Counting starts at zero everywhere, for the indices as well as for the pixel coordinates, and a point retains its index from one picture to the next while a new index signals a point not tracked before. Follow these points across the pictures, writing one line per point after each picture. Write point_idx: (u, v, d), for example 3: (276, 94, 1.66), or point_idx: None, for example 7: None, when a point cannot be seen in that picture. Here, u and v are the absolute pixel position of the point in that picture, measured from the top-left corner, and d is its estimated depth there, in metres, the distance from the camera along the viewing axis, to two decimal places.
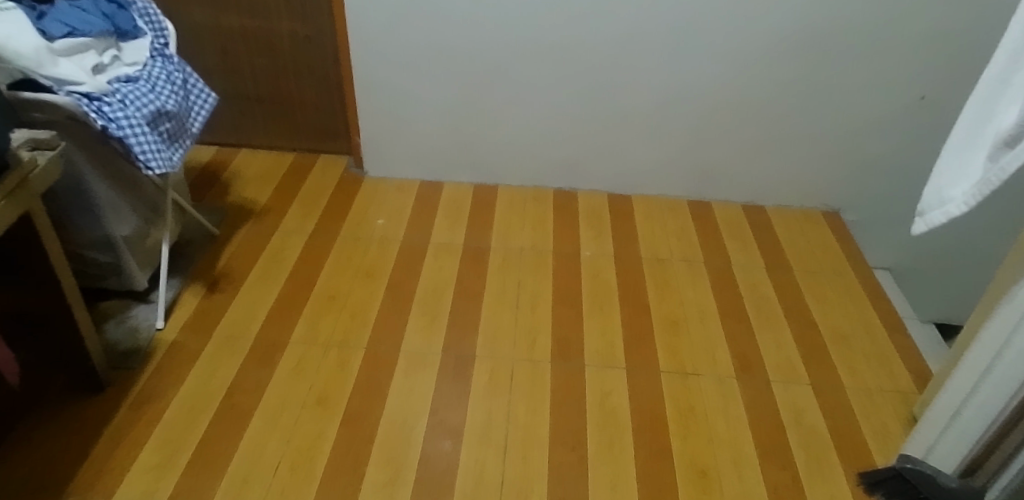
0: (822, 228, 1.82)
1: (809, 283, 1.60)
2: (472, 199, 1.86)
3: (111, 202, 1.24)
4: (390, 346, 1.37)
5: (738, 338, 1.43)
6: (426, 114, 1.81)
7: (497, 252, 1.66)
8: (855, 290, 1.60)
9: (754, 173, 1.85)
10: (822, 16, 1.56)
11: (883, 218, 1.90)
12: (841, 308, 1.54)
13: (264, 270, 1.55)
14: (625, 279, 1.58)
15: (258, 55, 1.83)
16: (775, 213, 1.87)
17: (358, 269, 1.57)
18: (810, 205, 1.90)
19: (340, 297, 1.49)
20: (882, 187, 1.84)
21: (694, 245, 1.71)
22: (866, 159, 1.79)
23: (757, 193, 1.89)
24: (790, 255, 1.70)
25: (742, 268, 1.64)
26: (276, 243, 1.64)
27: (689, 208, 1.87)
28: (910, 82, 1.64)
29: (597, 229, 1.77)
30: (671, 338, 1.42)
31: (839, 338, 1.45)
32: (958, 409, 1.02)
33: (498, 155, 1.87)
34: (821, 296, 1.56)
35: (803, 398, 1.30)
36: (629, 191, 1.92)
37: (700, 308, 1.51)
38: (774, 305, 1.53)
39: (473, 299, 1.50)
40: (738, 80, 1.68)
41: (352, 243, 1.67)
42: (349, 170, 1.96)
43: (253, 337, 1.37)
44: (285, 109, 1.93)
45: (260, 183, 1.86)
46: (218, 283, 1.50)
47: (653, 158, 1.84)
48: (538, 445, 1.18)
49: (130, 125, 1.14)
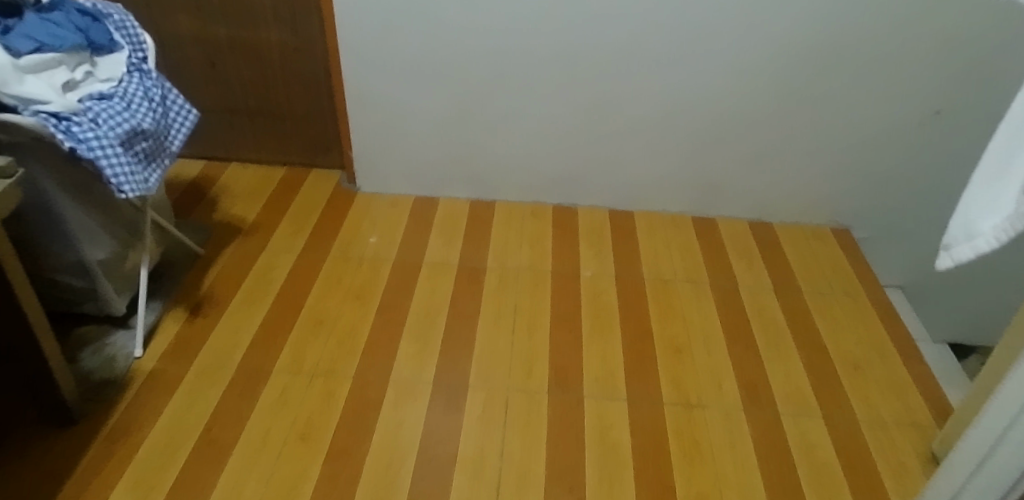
0: (832, 246, 1.75)
1: (819, 305, 1.53)
2: (468, 215, 1.80)
3: (84, 226, 1.18)
4: (379, 374, 1.30)
5: (745, 366, 1.35)
6: (420, 127, 1.75)
7: (493, 272, 1.59)
8: (868, 312, 1.53)
9: (762, 189, 1.78)
10: (832, 27, 1.49)
11: (895, 235, 1.82)
12: (853, 331, 1.46)
13: (249, 292, 1.49)
14: (627, 300, 1.51)
15: (247, 67, 1.77)
16: (783, 230, 1.80)
17: (348, 291, 1.51)
18: (819, 221, 1.83)
19: (328, 321, 1.42)
20: (895, 203, 1.76)
21: (699, 265, 1.64)
22: (878, 174, 1.72)
23: (764, 209, 1.81)
24: (800, 274, 1.63)
25: (749, 289, 1.57)
26: (263, 263, 1.58)
27: (693, 224, 1.80)
28: (925, 95, 1.57)
29: (598, 246, 1.70)
30: (675, 366, 1.35)
31: (852, 366, 1.37)
32: (984, 458, 0.94)
33: (495, 170, 1.81)
34: (832, 319, 1.49)
35: (815, 433, 1.23)
36: (632, 207, 1.85)
37: (705, 333, 1.43)
38: (783, 328, 1.45)
39: (467, 323, 1.44)
40: (743, 94, 1.61)
41: (342, 262, 1.60)
42: (342, 184, 1.90)
43: (235, 365, 1.30)
44: (275, 122, 1.87)
45: (249, 199, 1.80)
46: (200, 307, 1.44)
47: (657, 173, 1.77)
48: (535, 485, 1.11)
49: (101, 146, 1.08)
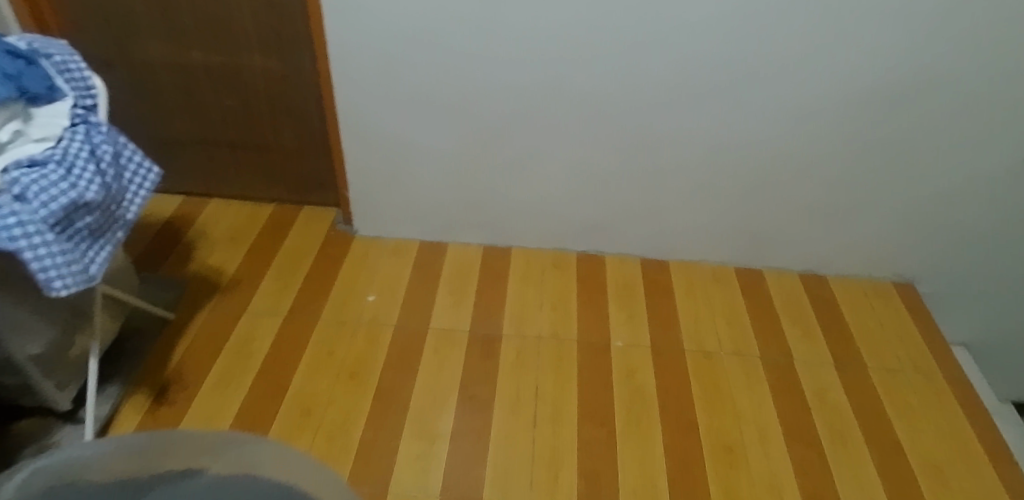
0: (896, 306, 1.53)
1: (887, 386, 1.32)
2: (481, 267, 1.58)
3: (16, 322, 0.98)
4: (377, 485, 1.10)
5: (809, 471, 1.15)
6: (426, 168, 1.52)
7: (510, 342, 1.38)
8: (946, 395, 1.31)
9: (816, 239, 1.56)
10: (914, 63, 1.27)
11: (969, 292, 1.58)
12: (930, 422, 1.25)
13: (224, 371, 1.29)
14: (665, 381, 1.30)
15: (227, 97, 1.55)
16: (839, 285, 1.58)
17: (342, 368, 1.31)
18: (878, 275, 1.60)
19: (317, 410, 1.22)
20: (972, 259, 1.53)
21: (747, 333, 1.42)
22: (955, 227, 1.49)
23: (817, 262, 1.59)
24: (862, 344, 1.42)
25: (805, 364, 1.36)
26: (243, 331, 1.38)
27: (737, 278, 1.59)
28: (1016, 142, 1.35)
29: (630, 307, 1.48)
30: (725, 470, 1.14)
31: (933, 468, 1.17)
32: None
33: (512, 214, 1.59)
34: (905, 406, 1.28)
35: None
36: (666, 257, 1.63)
37: (759, 424, 1.23)
38: (848, 418, 1.25)
39: (481, 412, 1.23)
40: (801, 136, 1.39)
41: (335, 329, 1.39)
42: (337, 226, 1.68)
43: None
44: (261, 156, 1.65)
45: (230, 246, 1.60)
46: (167, 391, 1.25)
47: (697, 221, 1.56)
48: None
49: (28, 233, 0.87)
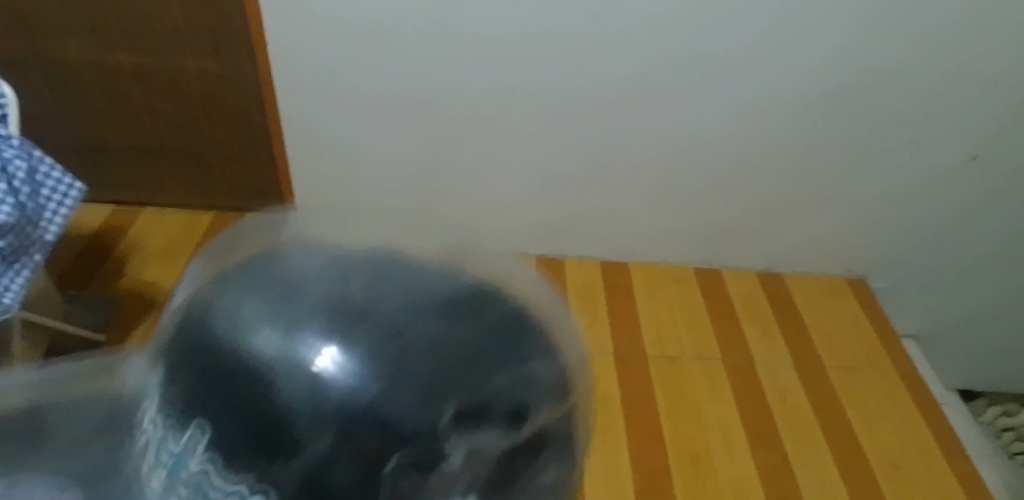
0: (851, 303, 1.55)
1: (846, 386, 1.33)
2: None
3: None
4: None
5: (774, 476, 1.14)
6: (380, 174, 1.46)
7: None
8: (901, 392, 1.33)
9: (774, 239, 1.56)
10: (868, 63, 1.29)
11: (921, 288, 1.61)
12: (887, 420, 1.27)
13: None
14: (630, 389, 1.28)
15: (158, 100, 1.48)
16: (796, 283, 1.59)
17: None
18: (834, 270, 1.61)
19: None
20: (923, 256, 1.56)
21: (708, 336, 1.42)
22: (906, 225, 1.51)
23: (775, 261, 1.59)
24: (819, 343, 1.43)
25: (766, 366, 1.36)
26: None
27: (697, 280, 1.57)
28: (963, 141, 1.38)
29: (592, 313, 1.45)
30: (692, 480, 1.13)
31: (892, 467, 1.18)
32: None
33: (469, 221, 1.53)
34: (863, 405, 1.30)
35: None
36: (628, 259, 1.59)
37: (724, 431, 1.22)
38: (810, 420, 1.25)
39: None
40: (759, 136, 1.39)
41: None
42: None
43: None
44: (199, 163, 1.57)
45: (165, 259, 1.49)
46: None
47: (658, 221, 1.53)
48: None
49: None
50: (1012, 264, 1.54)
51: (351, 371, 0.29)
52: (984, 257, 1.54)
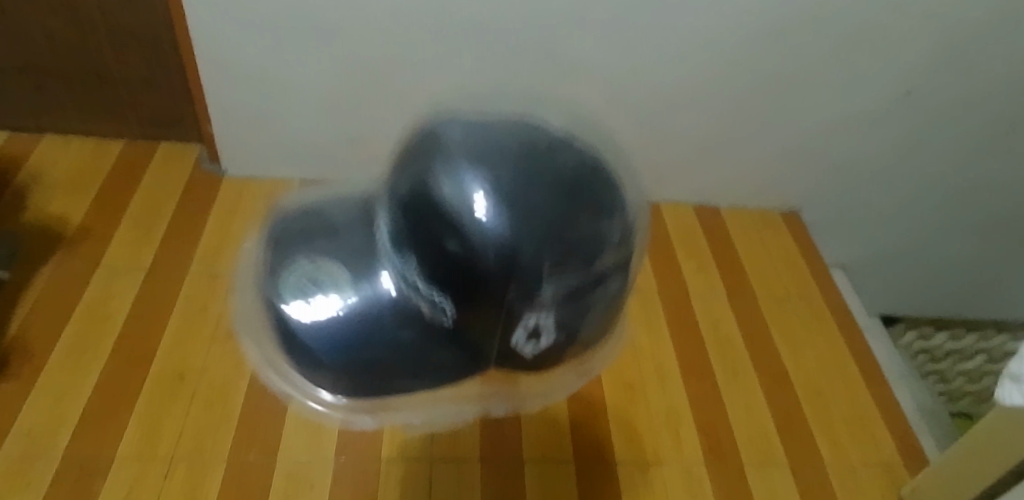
0: (784, 235, 1.57)
1: (776, 315, 1.37)
2: None
3: None
4: (262, 453, 1.01)
5: (704, 403, 1.18)
6: (303, 101, 1.37)
7: None
8: (827, 320, 1.38)
9: (711, 170, 1.55)
10: None
11: (852, 221, 1.64)
12: (812, 347, 1.32)
13: (77, 337, 1.13)
14: None
15: (50, 15, 1.34)
16: (732, 216, 1.60)
17: (217, 328, 1.18)
18: (768, 203, 1.63)
19: (191, 376, 1.10)
20: (856, 189, 1.58)
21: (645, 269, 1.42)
22: (840, 159, 1.53)
23: (713, 194, 1.60)
24: (751, 274, 1.46)
25: (701, 297, 1.38)
26: (96, 290, 1.21)
27: None
28: (896, 74, 1.38)
29: None
30: (625, 409, 1.15)
31: (814, 391, 1.23)
32: None
33: None
34: (790, 334, 1.34)
35: (783, 488, 1.07)
36: None
37: (657, 361, 1.24)
38: (740, 349, 1.29)
39: None
40: (700, 66, 1.36)
41: (208, 284, 1.25)
42: (203, 165, 1.50)
43: (59, 455, 0.97)
44: (103, 87, 1.45)
45: (75, 191, 1.38)
46: (6, 364, 1.08)
47: None
48: None
49: None
50: (937, 197, 1.59)
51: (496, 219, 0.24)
52: (913, 190, 1.58)
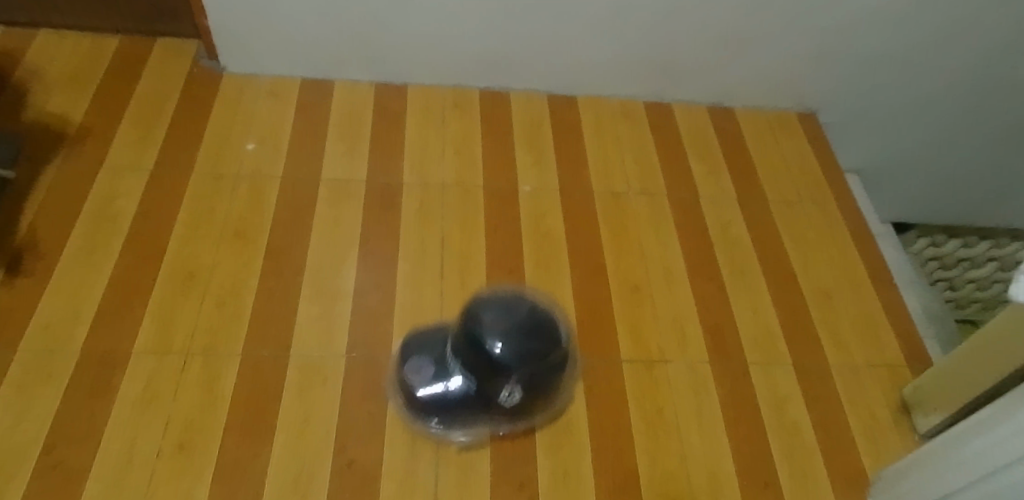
0: (799, 139, 1.53)
1: (787, 219, 1.35)
2: (374, 109, 1.42)
3: None
4: (275, 349, 1.04)
5: (710, 305, 1.18)
6: None
7: (411, 190, 1.28)
8: (838, 225, 1.36)
9: (727, 69, 1.48)
10: None
11: (871, 124, 1.59)
12: (822, 251, 1.31)
13: (87, 235, 1.14)
14: (574, 225, 1.27)
15: None
16: (747, 118, 1.55)
17: (225, 228, 1.18)
18: (785, 105, 1.57)
19: (201, 274, 1.11)
20: (878, 89, 1.52)
21: (655, 172, 1.39)
22: (862, 57, 1.46)
23: (727, 93, 1.54)
24: (764, 178, 1.42)
25: (711, 200, 1.36)
26: (102, 190, 1.20)
27: (648, 115, 1.51)
28: None
29: (538, 149, 1.40)
30: (631, 309, 1.16)
31: (821, 294, 1.23)
32: (966, 440, 0.85)
33: (403, 45, 1.40)
34: (801, 238, 1.32)
35: (785, 386, 1.09)
36: (573, 91, 1.52)
37: (665, 263, 1.24)
38: (749, 252, 1.28)
39: (384, 266, 1.16)
40: None
41: (212, 184, 1.24)
42: (200, 63, 1.45)
43: (79, 348, 1.00)
44: None
45: (73, 89, 1.35)
46: (20, 262, 1.09)
47: (606, 54, 1.44)
48: (478, 486, 0.93)
49: None
50: (962, 98, 1.53)
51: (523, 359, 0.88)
52: (937, 90, 1.51)
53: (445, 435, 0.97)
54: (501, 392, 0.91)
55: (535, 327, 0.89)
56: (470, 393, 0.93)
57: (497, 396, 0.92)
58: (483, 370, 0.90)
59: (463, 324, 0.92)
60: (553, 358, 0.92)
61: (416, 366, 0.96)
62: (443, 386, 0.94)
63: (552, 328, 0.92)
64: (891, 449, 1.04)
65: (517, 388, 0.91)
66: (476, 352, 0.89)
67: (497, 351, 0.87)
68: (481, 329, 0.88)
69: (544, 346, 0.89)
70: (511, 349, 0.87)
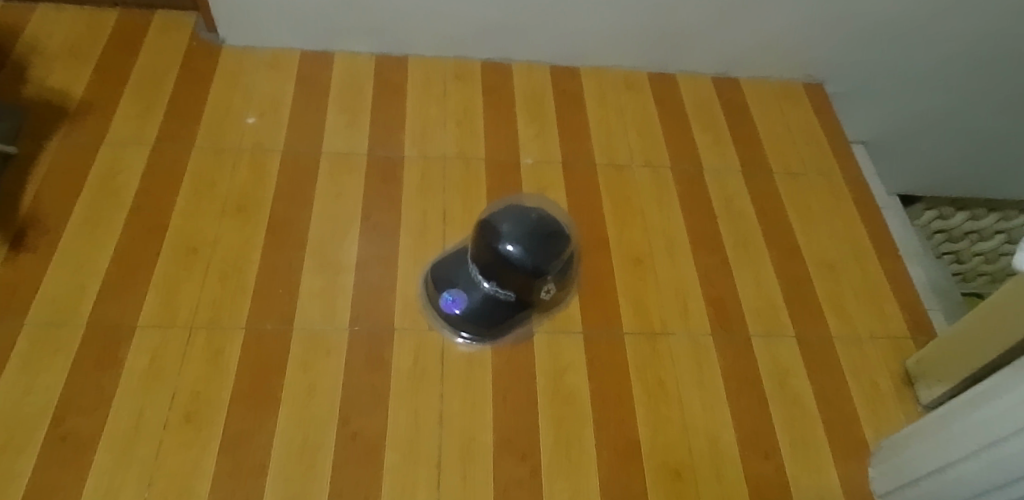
0: (805, 109, 1.50)
1: (792, 191, 1.34)
2: (375, 81, 1.41)
3: None
4: (279, 323, 1.04)
5: (713, 278, 1.18)
6: None
7: (412, 162, 1.28)
8: (843, 197, 1.35)
9: (733, 37, 1.45)
10: None
11: (878, 94, 1.56)
12: (827, 223, 1.30)
13: (90, 210, 1.14)
14: (577, 198, 1.26)
15: None
16: (753, 88, 1.52)
17: (226, 202, 1.18)
18: (791, 75, 1.55)
19: (204, 248, 1.11)
20: (887, 57, 1.49)
21: (659, 143, 1.38)
22: (871, 25, 1.43)
23: (733, 63, 1.51)
24: (769, 149, 1.41)
25: (715, 172, 1.34)
26: (103, 165, 1.20)
27: (651, 85, 1.49)
28: None
29: (541, 122, 1.38)
30: (634, 282, 1.16)
31: (826, 266, 1.23)
32: (968, 413, 0.85)
33: (402, 15, 1.38)
34: (805, 209, 1.31)
35: (787, 357, 1.09)
36: (576, 62, 1.50)
37: (668, 236, 1.23)
38: (753, 224, 1.27)
39: (385, 239, 1.16)
40: None
41: (213, 158, 1.23)
42: (199, 35, 1.43)
43: (85, 322, 1.01)
44: None
45: (73, 63, 1.34)
46: (24, 237, 1.10)
47: (609, 23, 1.42)
48: (481, 457, 0.94)
49: None
50: (972, 65, 1.50)
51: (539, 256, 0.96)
52: (947, 58, 1.48)
53: (500, 337, 1.06)
54: (529, 287, 1.00)
55: (535, 224, 0.98)
56: (502, 295, 1.02)
57: (521, 292, 1.02)
58: (506, 272, 0.99)
59: (480, 238, 1.00)
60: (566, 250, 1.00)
61: (451, 295, 1.05)
62: (477, 296, 1.03)
63: (547, 219, 1.00)
64: (892, 420, 1.04)
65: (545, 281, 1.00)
66: (498, 258, 0.98)
67: (512, 251, 0.96)
68: (497, 238, 0.97)
69: (555, 238, 0.98)
70: (522, 247, 0.96)
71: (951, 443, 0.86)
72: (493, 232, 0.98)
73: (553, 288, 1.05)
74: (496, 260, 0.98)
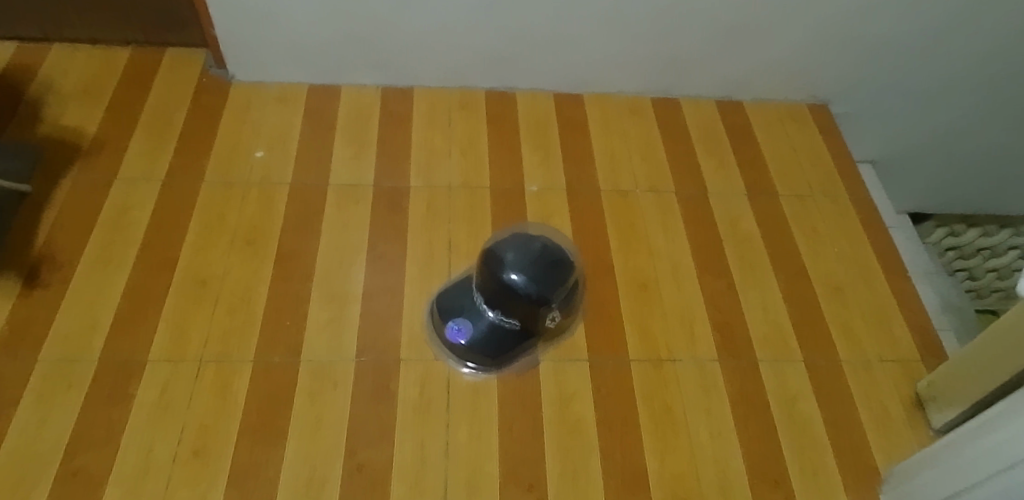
0: (809, 130, 1.50)
1: (797, 213, 1.33)
2: (381, 113, 1.43)
3: None
4: (287, 355, 1.05)
5: (719, 302, 1.18)
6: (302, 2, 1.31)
7: (418, 193, 1.29)
8: (849, 218, 1.34)
9: (734, 60, 1.46)
10: None
11: (882, 113, 1.56)
12: (834, 245, 1.29)
13: (103, 245, 1.16)
14: (580, 224, 1.27)
15: None
16: (756, 110, 1.53)
17: (236, 235, 1.20)
18: (793, 96, 1.55)
19: (213, 282, 1.13)
20: (889, 77, 1.49)
21: (663, 168, 1.39)
22: (871, 46, 1.43)
23: (735, 86, 1.52)
24: (774, 171, 1.41)
25: (719, 197, 1.35)
26: (115, 201, 1.23)
27: (654, 110, 1.50)
28: None
29: (544, 149, 1.40)
30: (640, 309, 1.15)
31: (833, 289, 1.22)
32: (976, 440, 0.84)
33: (405, 49, 1.41)
34: (811, 232, 1.31)
35: (796, 383, 1.08)
36: (579, 89, 1.51)
37: (673, 261, 1.23)
38: (759, 248, 1.27)
39: (391, 270, 1.17)
40: None
41: (222, 192, 1.26)
42: (209, 71, 1.47)
43: (97, 358, 1.02)
44: None
45: (87, 101, 1.38)
46: (38, 274, 1.12)
47: (611, 49, 1.43)
48: (486, 488, 0.93)
49: None
50: (976, 82, 1.49)
51: (543, 285, 0.97)
52: (949, 76, 1.48)
53: (506, 365, 1.06)
54: (535, 316, 1.01)
55: (538, 252, 0.98)
56: (508, 324, 1.03)
57: (525, 320, 1.02)
58: (510, 301, 0.99)
59: (484, 267, 1.01)
60: (571, 279, 1.01)
61: (456, 324, 1.06)
62: (482, 324, 1.04)
63: (551, 248, 1.00)
64: (904, 446, 1.03)
65: (552, 309, 1.01)
66: (503, 287, 0.98)
67: (515, 281, 0.96)
68: (501, 268, 0.97)
69: (561, 269, 0.99)
70: (526, 276, 0.96)
71: (961, 471, 0.85)
72: (497, 261, 0.98)
73: (559, 316, 1.05)
74: (500, 288, 0.99)
